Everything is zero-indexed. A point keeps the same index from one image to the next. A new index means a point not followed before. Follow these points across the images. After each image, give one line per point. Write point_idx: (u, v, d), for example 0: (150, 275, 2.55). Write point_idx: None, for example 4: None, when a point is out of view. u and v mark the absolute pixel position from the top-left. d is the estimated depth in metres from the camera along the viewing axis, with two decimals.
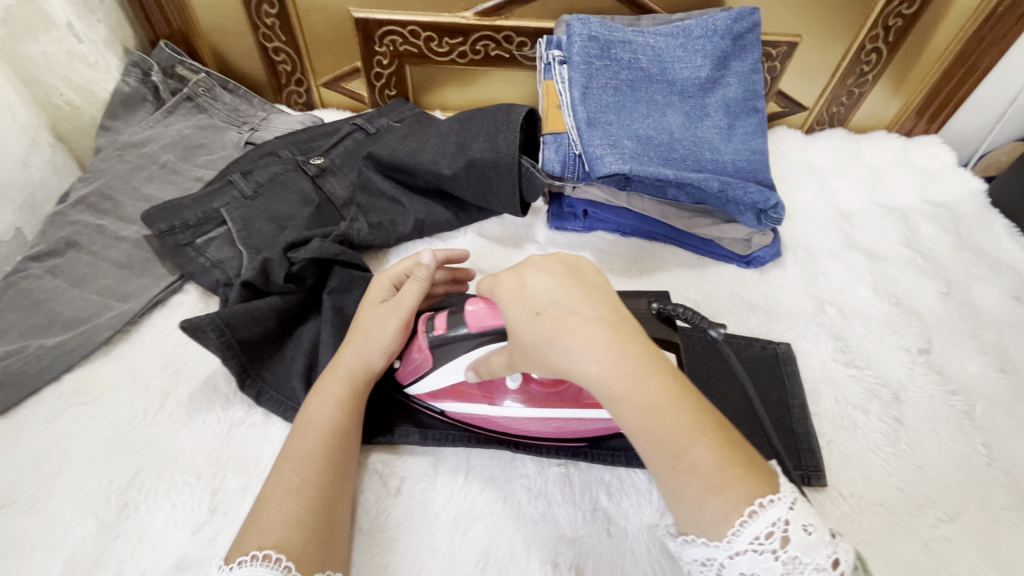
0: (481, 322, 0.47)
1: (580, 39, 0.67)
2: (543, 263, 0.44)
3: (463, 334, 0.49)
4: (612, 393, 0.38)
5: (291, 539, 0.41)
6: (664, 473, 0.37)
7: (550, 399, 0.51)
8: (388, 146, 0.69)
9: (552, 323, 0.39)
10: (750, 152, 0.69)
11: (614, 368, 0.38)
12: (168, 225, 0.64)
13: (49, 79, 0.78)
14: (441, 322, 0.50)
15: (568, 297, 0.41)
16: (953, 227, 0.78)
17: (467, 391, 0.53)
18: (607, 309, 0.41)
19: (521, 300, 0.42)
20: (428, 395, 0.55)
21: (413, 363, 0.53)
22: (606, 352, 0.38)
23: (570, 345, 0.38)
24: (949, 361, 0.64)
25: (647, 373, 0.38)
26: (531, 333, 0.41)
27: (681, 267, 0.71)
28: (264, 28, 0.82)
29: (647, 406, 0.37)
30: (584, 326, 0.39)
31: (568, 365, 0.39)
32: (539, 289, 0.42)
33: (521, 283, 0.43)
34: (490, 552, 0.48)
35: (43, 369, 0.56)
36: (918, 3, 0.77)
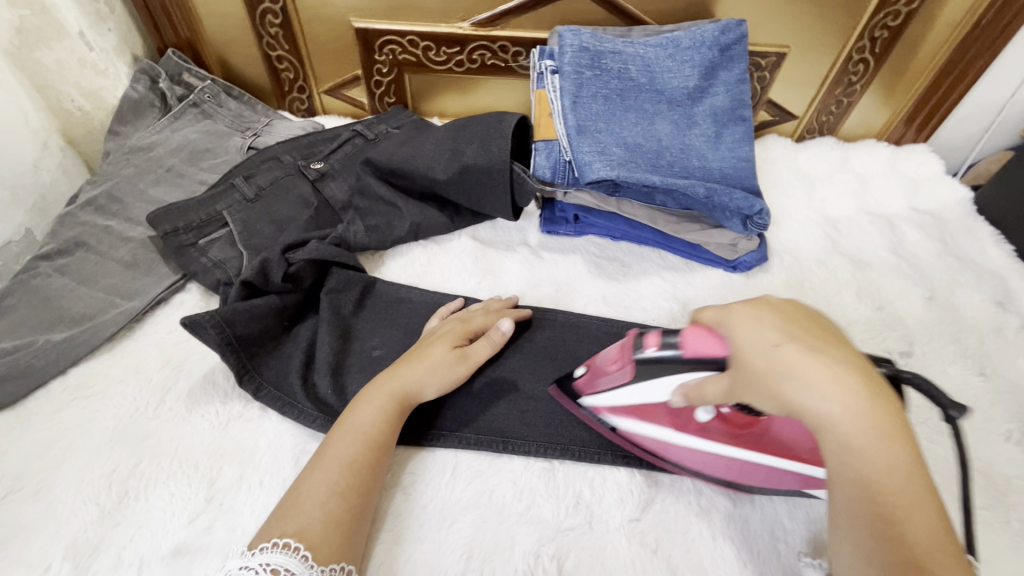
0: (698, 348, 0.43)
1: (571, 49, 0.70)
2: (777, 302, 0.42)
3: (673, 356, 0.45)
4: (854, 443, 0.36)
5: (327, 535, 0.44)
6: (868, 532, 0.36)
7: (735, 440, 0.49)
8: (386, 152, 0.71)
9: (802, 358, 0.37)
10: (737, 159, 0.71)
11: (862, 418, 0.36)
12: (173, 226, 0.67)
13: (62, 85, 0.81)
14: (653, 340, 0.47)
15: (813, 338, 0.39)
16: (939, 235, 0.80)
17: (654, 414, 0.51)
18: (855, 356, 0.39)
19: (760, 331, 0.39)
20: (605, 407, 0.53)
21: (607, 375, 0.51)
22: (859, 399, 0.36)
23: (824, 383, 0.36)
24: (931, 364, 0.65)
25: (891, 432, 0.36)
26: (768, 363, 0.38)
27: (669, 271, 0.73)
28: (268, 37, 0.84)
29: (880, 464, 0.36)
30: (838, 368, 0.37)
31: (806, 403, 0.37)
32: (779, 324, 0.39)
33: (756, 313, 0.41)
34: (475, 543, 0.50)
35: (50, 362, 0.59)
36: (903, 15, 0.79)
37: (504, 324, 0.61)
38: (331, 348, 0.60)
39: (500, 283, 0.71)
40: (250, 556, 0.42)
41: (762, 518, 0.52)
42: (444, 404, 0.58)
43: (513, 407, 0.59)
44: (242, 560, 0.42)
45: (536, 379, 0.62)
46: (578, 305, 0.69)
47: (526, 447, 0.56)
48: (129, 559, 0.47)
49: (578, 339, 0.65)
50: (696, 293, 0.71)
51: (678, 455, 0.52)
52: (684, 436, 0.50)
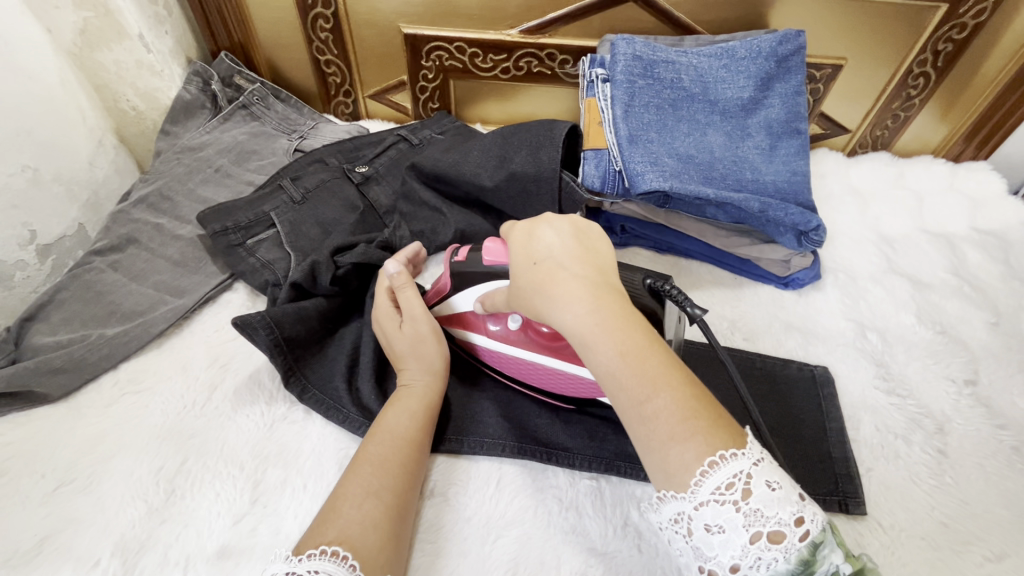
0: (495, 258, 0.52)
1: (624, 58, 0.69)
2: (553, 222, 0.46)
3: (480, 265, 0.54)
4: (585, 340, 0.40)
5: (369, 541, 0.42)
6: (631, 423, 0.38)
7: (543, 349, 0.55)
8: (433, 157, 0.71)
9: (542, 272, 0.43)
10: (793, 173, 0.68)
11: (590, 314, 0.40)
12: (222, 226, 0.68)
13: (119, 86, 0.83)
14: (464, 251, 0.57)
15: (563, 252, 0.44)
16: (1003, 256, 0.76)
17: (474, 322, 0.59)
18: (592, 263, 0.43)
19: (522, 252, 0.46)
20: (444, 319, 0.61)
21: (435, 285, 0.60)
22: (582, 298, 0.40)
23: (553, 293, 0.41)
24: (999, 394, 0.62)
25: (619, 323, 0.39)
26: (527, 282, 0.44)
27: (718, 286, 0.71)
28: (318, 42, 0.86)
29: (613, 353, 0.38)
30: (565, 275, 0.42)
31: (549, 313, 0.42)
32: (540, 246, 0.45)
33: (526, 234, 0.47)
34: (520, 559, 0.48)
35: (103, 357, 0.60)
36: (969, 28, 0.75)
37: (392, 268, 0.60)
38: (377, 352, 0.59)
39: None
40: (297, 561, 0.39)
41: None
42: (485, 412, 0.58)
43: (556, 420, 0.58)
44: (288, 565, 0.39)
45: None
46: None
47: (571, 461, 0.55)
48: (174, 558, 0.47)
49: None
50: (747, 309, 0.69)
51: (501, 361, 0.59)
52: (497, 342, 0.58)
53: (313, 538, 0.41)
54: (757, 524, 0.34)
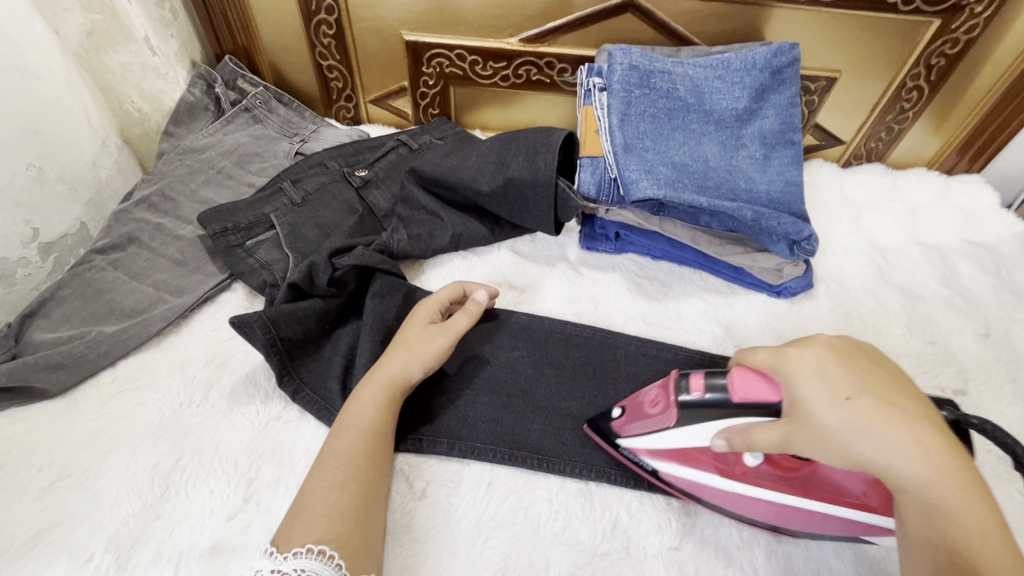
0: (750, 394, 0.43)
1: (621, 68, 0.70)
2: (833, 343, 0.43)
3: (722, 400, 0.44)
4: (937, 503, 0.37)
5: (336, 531, 0.42)
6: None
7: (786, 485, 0.48)
8: (432, 162, 0.72)
9: (873, 410, 0.38)
10: (786, 183, 0.69)
11: (943, 474, 0.37)
12: (222, 226, 0.68)
13: (123, 87, 0.83)
14: (698, 382, 0.46)
15: (883, 387, 0.40)
16: (994, 268, 0.77)
17: (698, 456, 0.50)
18: (924, 408, 0.40)
19: (826, 380, 0.40)
20: (647, 452, 0.52)
21: (647, 419, 0.50)
22: (932, 451, 0.37)
23: (898, 440, 0.38)
24: (986, 404, 0.62)
25: (962, 476, 0.37)
26: (837, 416, 0.39)
27: (711, 294, 0.72)
28: (321, 47, 0.87)
29: (963, 512, 0.36)
30: (910, 421, 0.38)
31: (889, 463, 0.38)
32: (846, 373, 0.40)
33: (812, 358, 0.42)
34: (509, 561, 0.49)
35: (102, 354, 0.60)
36: (962, 43, 0.76)
37: (478, 294, 0.62)
38: (371, 352, 0.60)
39: (539, 297, 0.70)
40: (283, 560, 0.39)
41: (806, 554, 0.50)
42: (476, 416, 0.58)
43: (548, 425, 0.58)
44: (273, 563, 0.39)
45: (572, 398, 0.60)
46: (615, 322, 0.68)
47: (561, 467, 0.55)
48: (167, 553, 0.48)
49: (616, 359, 0.64)
50: (738, 317, 0.70)
51: (725, 500, 0.50)
52: (731, 482, 0.49)
53: (294, 536, 0.41)
54: None
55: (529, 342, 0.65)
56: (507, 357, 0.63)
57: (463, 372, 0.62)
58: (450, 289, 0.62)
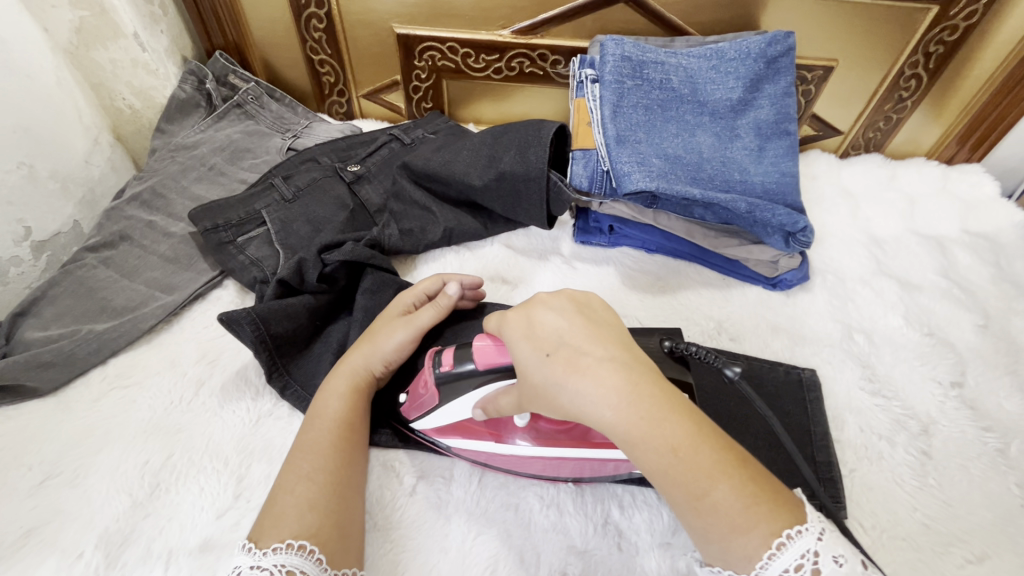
0: (490, 360, 0.48)
1: (613, 58, 0.69)
2: (550, 302, 0.46)
3: (470, 369, 0.49)
4: (628, 437, 0.38)
5: (304, 521, 0.41)
6: (684, 512, 0.37)
7: (559, 437, 0.51)
8: (423, 156, 0.72)
9: (567, 363, 0.41)
10: (781, 174, 0.68)
11: (624, 408, 0.38)
12: (213, 223, 0.68)
13: (114, 85, 0.83)
14: (448, 357, 0.51)
15: (576, 338, 0.42)
16: (993, 258, 0.76)
17: (473, 428, 0.53)
18: (617, 351, 0.42)
19: (532, 340, 0.43)
20: (435, 431, 0.54)
21: (421, 400, 0.53)
22: (619, 392, 0.38)
23: (587, 389, 0.39)
24: (985, 396, 0.62)
25: (662, 409, 0.38)
26: (541, 374, 0.41)
27: (706, 287, 0.71)
28: (312, 42, 0.86)
29: (662, 445, 0.37)
30: (596, 367, 0.40)
31: (585, 409, 0.39)
32: (559, 335, 0.43)
33: (529, 322, 0.45)
34: (500, 558, 0.48)
35: (93, 352, 0.60)
36: (961, 29, 0.75)
37: (449, 287, 0.59)
38: None
39: (532, 292, 0.70)
40: (261, 556, 0.39)
41: None
42: None
43: None
44: (252, 559, 0.39)
45: None
46: None
47: None
48: (157, 551, 0.48)
49: None
50: (733, 310, 0.69)
51: (520, 464, 0.53)
52: (505, 444, 0.52)
53: (266, 531, 0.41)
54: None
55: None
56: None
57: None
58: (426, 283, 0.61)
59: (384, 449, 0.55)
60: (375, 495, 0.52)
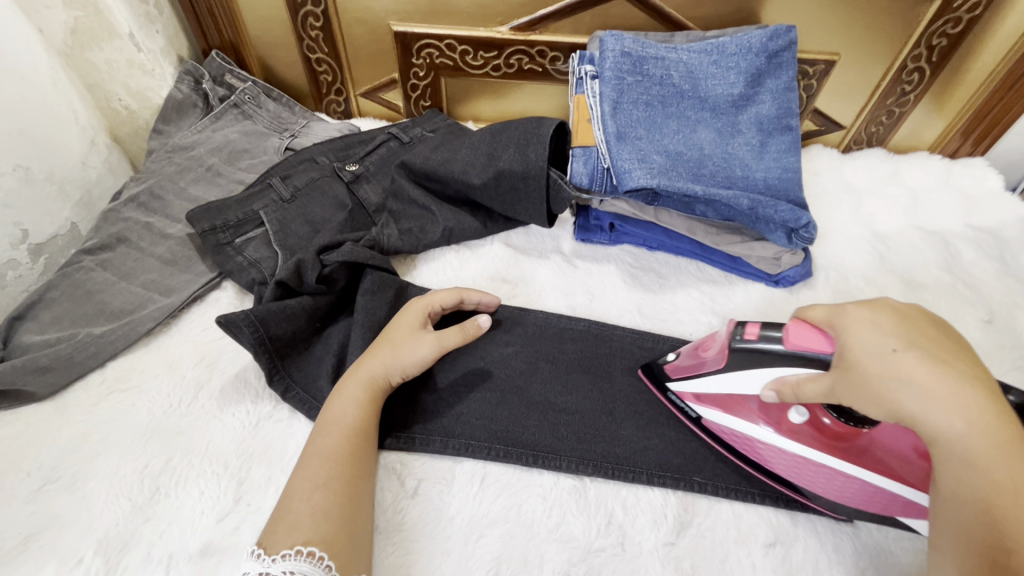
0: (803, 342, 0.45)
1: (613, 54, 0.69)
2: (900, 309, 0.43)
3: (776, 349, 0.46)
4: (968, 453, 0.36)
5: (320, 530, 0.41)
6: (976, 547, 0.35)
7: (832, 448, 0.49)
8: (422, 155, 0.71)
9: (922, 366, 0.39)
10: (784, 170, 0.68)
11: (982, 433, 0.36)
12: (211, 224, 0.67)
13: (110, 86, 0.82)
14: (754, 328, 0.48)
15: (933, 350, 0.40)
16: (997, 253, 0.75)
17: (744, 408, 0.52)
18: (980, 377, 0.39)
19: (879, 336, 0.41)
20: (694, 397, 0.55)
21: (699, 362, 0.54)
22: (978, 415, 0.37)
23: (950, 400, 0.37)
24: None
25: (1011, 446, 0.36)
26: (881, 367, 0.40)
27: (708, 284, 0.71)
28: (309, 40, 0.86)
29: (995, 479, 0.35)
30: (960, 382, 0.38)
31: (923, 413, 0.38)
32: (899, 333, 0.41)
33: (871, 318, 0.42)
34: (503, 559, 0.48)
35: (90, 356, 0.60)
36: (964, 22, 0.74)
37: (483, 319, 0.59)
38: (362, 350, 0.59)
39: (533, 291, 0.69)
40: (271, 562, 0.39)
41: (806, 547, 0.49)
42: (470, 412, 0.57)
43: (544, 420, 0.57)
44: (261, 565, 0.39)
45: (566, 392, 0.60)
46: (611, 315, 0.67)
47: (556, 463, 0.54)
48: (158, 556, 0.47)
49: (611, 352, 0.63)
50: (735, 307, 0.69)
51: (766, 455, 0.52)
52: (772, 433, 0.51)
53: (280, 538, 0.41)
54: None
55: (522, 337, 0.64)
56: (501, 351, 0.62)
57: (456, 366, 0.61)
58: (444, 296, 0.60)
59: (384, 451, 0.55)
60: (376, 498, 0.51)
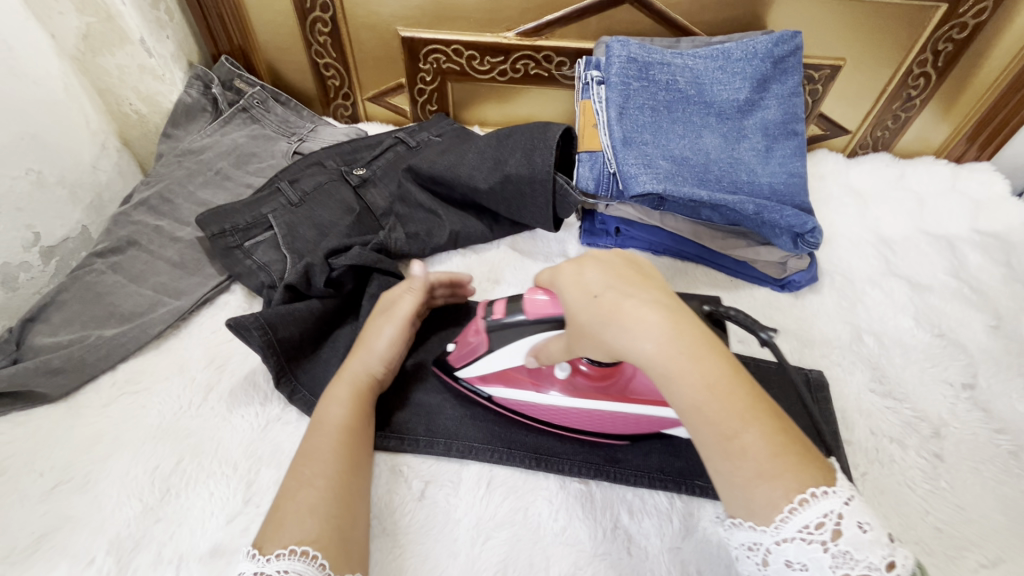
0: (540, 311, 0.49)
1: (619, 60, 0.69)
2: (602, 255, 0.45)
3: (520, 320, 0.50)
4: (668, 372, 0.38)
5: (307, 527, 0.41)
6: (716, 457, 0.37)
7: (596, 392, 0.54)
8: (428, 159, 0.71)
9: (615, 302, 0.40)
10: (789, 175, 0.68)
11: (670, 348, 0.38)
12: (220, 228, 0.68)
13: (120, 90, 0.83)
14: (500, 307, 0.52)
15: (625, 284, 0.42)
16: (1004, 258, 0.75)
17: (516, 377, 0.55)
18: (661, 297, 0.41)
19: (579, 286, 0.43)
20: (478, 379, 0.56)
21: (469, 346, 0.55)
22: (662, 330, 0.38)
23: (634, 325, 0.39)
24: (997, 398, 0.61)
25: (699, 351, 0.38)
26: (589, 313, 0.41)
27: (714, 288, 0.71)
28: (317, 45, 0.87)
29: (698, 385, 0.37)
30: (641, 306, 0.39)
31: (623, 345, 0.39)
32: (604, 278, 0.43)
33: (579, 271, 0.44)
34: (509, 563, 0.48)
35: (102, 358, 0.61)
36: (970, 27, 0.75)
37: (415, 268, 0.59)
38: None
39: None
40: (266, 562, 0.39)
41: None
42: (475, 416, 0.58)
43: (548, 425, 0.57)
44: (256, 565, 0.39)
45: None
46: None
47: (561, 466, 0.55)
48: (167, 556, 0.48)
49: None
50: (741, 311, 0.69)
51: (557, 415, 0.56)
52: (546, 394, 0.55)
53: (271, 536, 0.41)
54: (846, 567, 0.33)
55: None
56: None
57: None
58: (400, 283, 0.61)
59: (391, 454, 0.55)
60: (383, 500, 0.52)
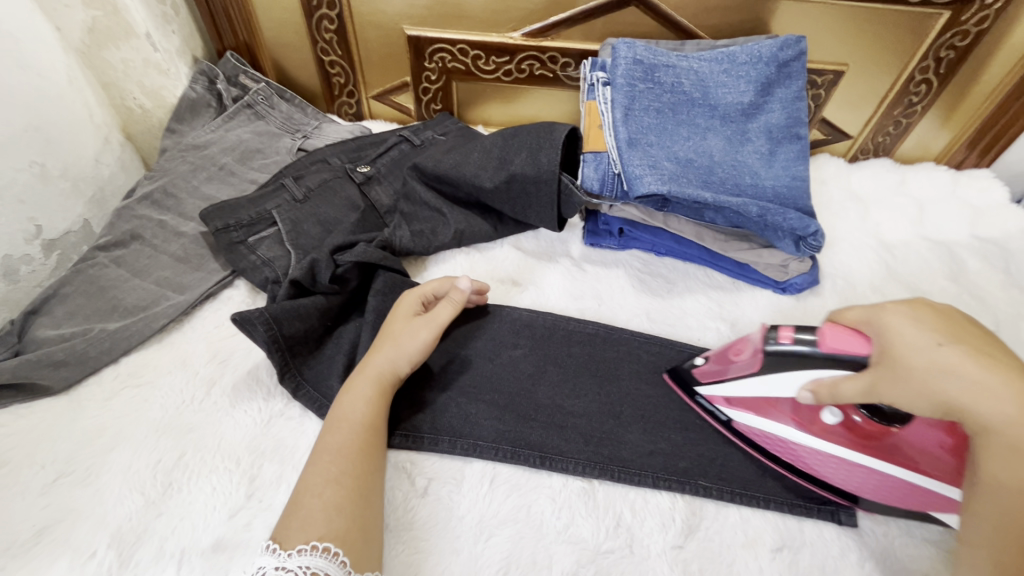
0: (840, 346, 0.46)
1: (625, 62, 0.69)
2: (936, 305, 0.46)
3: (811, 351, 0.48)
4: (1003, 441, 0.39)
5: (334, 525, 0.42)
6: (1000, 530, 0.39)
7: (860, 445, 0.51)
8: (433, 158, 0.72)
9: (963, 358, 0.41)
10: (792, 178, 0.68)
11: (1018, 421, 0.39)
12: (224, 223, 0.68)
13: (125, 84, 0.82)
14: (787, 332, 0.49)
15: (973, 341, 0.42)
16: (1002, 264, 0.76)
17: (775, 408, 0.54)
18: (1022, 370, 0.41)
19: (922, 327, 0.43)
20: (724, 400, 0.56)
21: (732, 366, 0.55)
22: (1019, 403, 0.39)
23: (1008, 391, 0.39)
24: None
25: None
26: (924, 359, 0.42)
27: (715, 290, 0.71)
28: (323, 43, 0.87)
29: (1023, 467, 0.38)
30: (1012, 374, 0.40)
31: (970, 402, 0.40)
32: (939, 329, 0.43)
33: (910, 313, 0.45)
34: (513, 559, 0.49)
35: (105, 350, 0.61)
36: (972, 35, 0.75)
37: (461, 283, 0.61)
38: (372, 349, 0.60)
39: (543, 294, 0.70)
40: (286, 557, 0.40)
41: (814, 553, 0.50)
42: (478, 414, 0.58)
43: (551, 423, 0.58)
44: (277, 559, 0.40)
45: (576, 395, 0.60)
46: (619, 317, 0.68)
47: (564, 464, 0.55)
48: (170, 550, 0.48)
49: (618, 356, 0.63)
50: (741, 313, 0.69)
51: (796, 454, 0.54)
52: (801, 433, 0.53)
53: (295, 534, 0.41)
54: None
55: (531, 340, 0.64)
56: (509, 353, 0.63)
57: (468, 368, 0.61)
58: (434, 282, 0.62)
59: (394, 450, 0.55)
60: (387, 496, 0.52)
